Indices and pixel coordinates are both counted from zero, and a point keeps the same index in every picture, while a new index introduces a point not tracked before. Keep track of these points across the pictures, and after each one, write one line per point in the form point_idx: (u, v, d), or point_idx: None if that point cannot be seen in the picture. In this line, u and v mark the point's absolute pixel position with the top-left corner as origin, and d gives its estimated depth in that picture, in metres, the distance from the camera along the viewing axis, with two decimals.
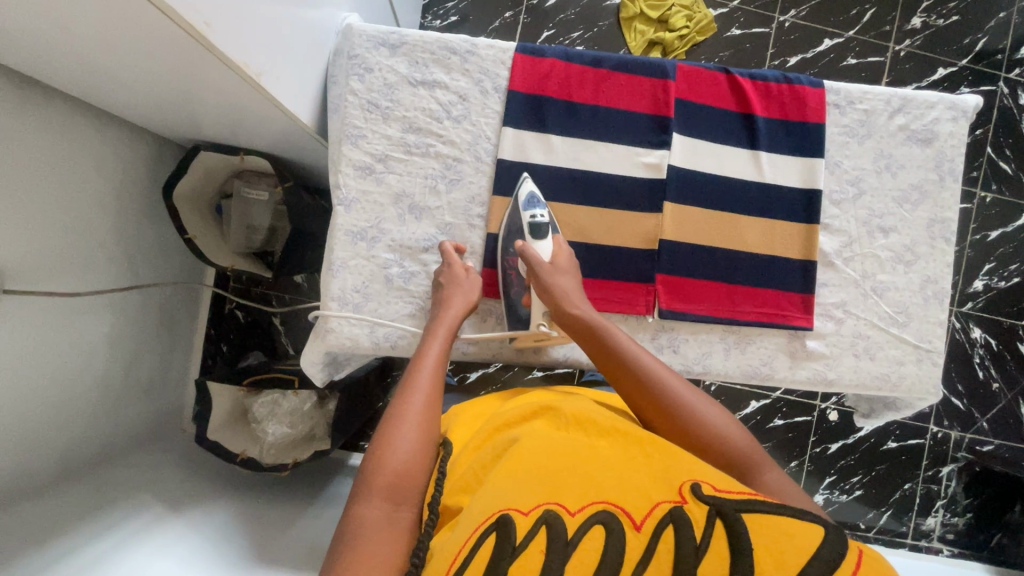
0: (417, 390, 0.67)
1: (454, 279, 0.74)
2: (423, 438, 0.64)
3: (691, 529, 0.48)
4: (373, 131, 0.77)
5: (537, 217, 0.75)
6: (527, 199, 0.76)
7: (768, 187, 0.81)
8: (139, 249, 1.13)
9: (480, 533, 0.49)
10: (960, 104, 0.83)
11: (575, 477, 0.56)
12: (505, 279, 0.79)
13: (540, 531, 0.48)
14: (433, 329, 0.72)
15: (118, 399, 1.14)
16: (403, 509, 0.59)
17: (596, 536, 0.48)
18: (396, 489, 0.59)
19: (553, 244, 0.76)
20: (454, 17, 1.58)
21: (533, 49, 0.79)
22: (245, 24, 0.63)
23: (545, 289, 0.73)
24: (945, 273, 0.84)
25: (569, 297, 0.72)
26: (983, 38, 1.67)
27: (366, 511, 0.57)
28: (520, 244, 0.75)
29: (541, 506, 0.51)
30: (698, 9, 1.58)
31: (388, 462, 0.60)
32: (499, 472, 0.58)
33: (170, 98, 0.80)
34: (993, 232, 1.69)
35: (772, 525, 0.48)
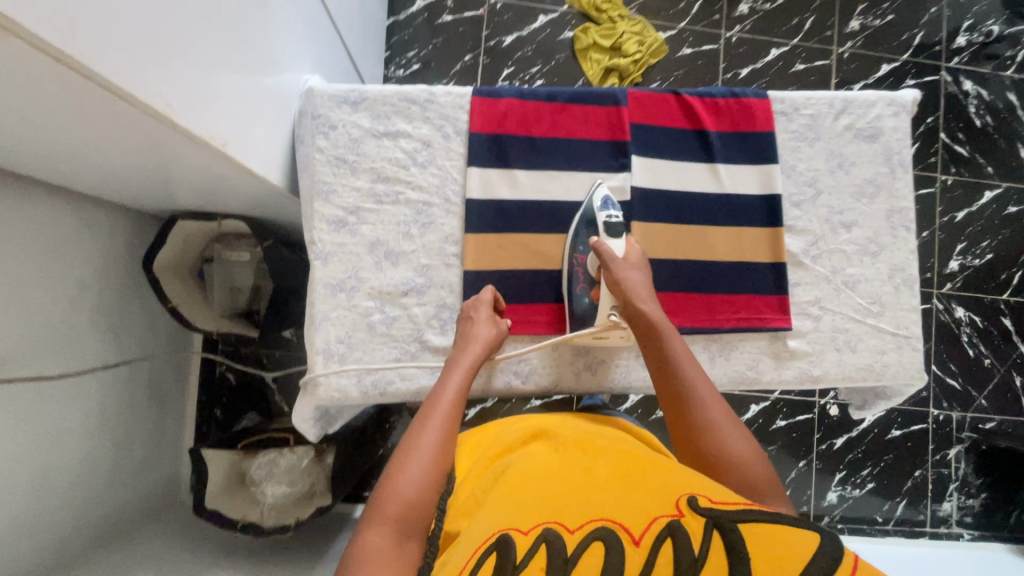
0: (435, 420, 0.68)
1: (480, 317, 0.76)
2: (435, 468, 0.64)
3: (688, 540, 0.48)
4: (342, 185, 0.79)
5: (612, 217, 0.77)
6: (603, 202, 0.79)
7: (729, 196, 0.84)
8: (123, 322, 1.13)
9: (480, 551, 0.50)
10: (898, 100, 0.87)
11: (574, 500, 0.57)
12: (570, 274, 0.80)
13: (540, 547, 0.49)
14: (458, 360, 0.73)
15: (112, 478, 1.11)
16: (411, 541, 0.58)
17: (596, 551, 0.48)
18: (406, 522, 0.59)
19: (626, 245, 0.78)
20: (416, 65, 1.64)
21: (489, 91, 0.82)
22: (210, 101, 0.65)
23: (614, 282, 0.75)
24: (910, 260, 0.86)
25: (637, 292, 0.74)
26: (919, 33, 1.76)
27: (375, 538, 0.57)
28: (594, 239, 0.77)
29: (540, 524, 0.52)
30: (648, 34, 1.66)
31: (400, 492, 0.60)
32: (499, 492, 0.59)
33: (146, 174, 0.82)
34: (959, 213, 1.74)
35: (768, 534, 0.48)
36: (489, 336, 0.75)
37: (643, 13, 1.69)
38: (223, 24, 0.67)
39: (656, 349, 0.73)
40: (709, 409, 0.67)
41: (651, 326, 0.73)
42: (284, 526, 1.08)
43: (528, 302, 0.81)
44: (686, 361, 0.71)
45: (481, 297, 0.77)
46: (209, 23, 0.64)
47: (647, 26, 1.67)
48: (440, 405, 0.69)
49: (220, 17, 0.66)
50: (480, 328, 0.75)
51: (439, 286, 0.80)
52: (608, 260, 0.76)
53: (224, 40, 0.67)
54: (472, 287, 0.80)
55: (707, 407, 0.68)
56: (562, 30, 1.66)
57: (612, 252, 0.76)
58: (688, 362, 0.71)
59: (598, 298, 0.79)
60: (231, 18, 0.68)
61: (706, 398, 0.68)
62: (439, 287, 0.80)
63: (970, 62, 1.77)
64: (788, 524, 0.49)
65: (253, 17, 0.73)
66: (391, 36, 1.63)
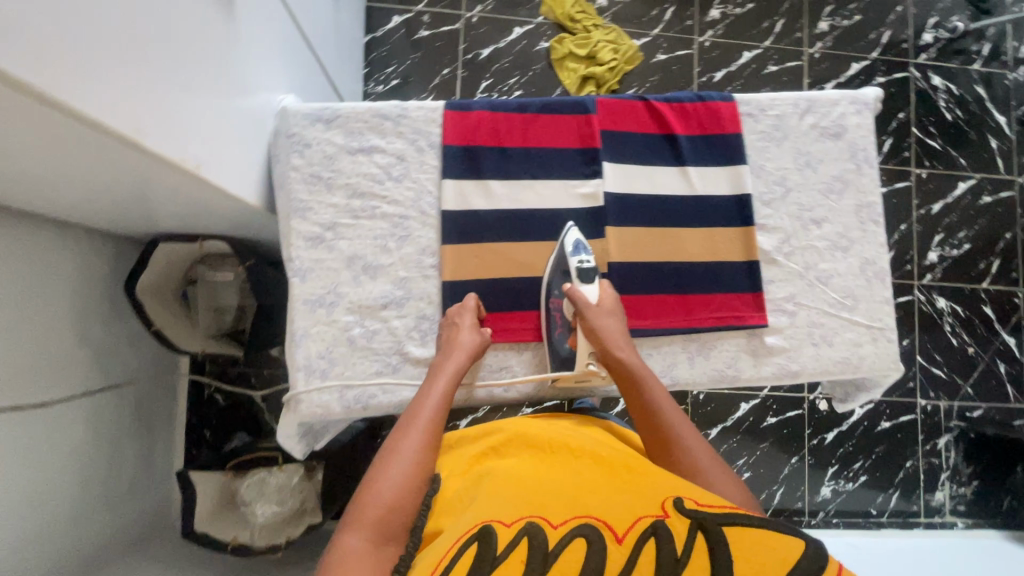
0: (417, 428, 0.69)
1: (462, 325, 0.76)
2: (415, 474, 0.65)
3: (671, 541, 0.49)
4: (318, 202, 0.80)
5: (584, 262, 0.79)
6: (573, 246, 0.80)
7: (700, 198, 0.85)
8: (107, 347, 1.13)
9: (462, 542, 0.51)
10: (860, 98, 0.90)
11: (561, 497, 0.57)
12: (549, 321, 0.81)
13: (522, 540, 0.50)
14: (442, 368, 0.74)
15: (101, 506, 1.11)
16: (389, 544, 0.60)
17: (578, 547, 0.49)
18: (384, 525, 0.61)
19: (599, 289, 0.80)
20: (394, 80, 1.66)
21: (460, 105, 0.84)
22: (180, 124, 0.66)
23: (591, 333, 0.76)
24: (880, 253, 0.88)
25: (614, 340, 0.76)
26: (887, 32, 1.80)
27: (353, 540, 0.59)
28: (568, 287, 0.79)
29: (524, 518, 0.54)
30: (623, 42, 1.69)
31: (379, 496, 0.62)
32: (485, 489, 0.60)
33: (123, 199, 0.83)
34: (935, 206, 1.77)
35: (751, 538, 0.49)
36: (472, 343, 0.75)
37: (616, 22, 1.72)
38: (190, 47, 0.68)
39: (637, 396, 0.74)
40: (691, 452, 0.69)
41: (631, 374, 0.74)
42: (274, 545, 1.07)
43: (510, 310, 0.82)
44: (667, 408, 0.73)
45: (464, 305, 0.78)
46: (173, 45, 0.65)
47: (621, 34, 1.70)
48: (423, 412, 0.70)
49: (185, 38, 0.67)
50: (464, 336, 0.75)
51: (418, 298, 0.81)
52: (583, 308, 0.77)
53: (191, 63, 0.68)
54: (450, 297, 0.80)
55: (692, 452, 0.69)
56: (538, 41, 1.69)
57: (586, 299, 0.78)
58: (669, 408, 0.73)
59: (576, 346, 0.80)
60: (198, 40, 0.69)
61: (690, 443, 0.70)
62: (418, 299, 0.81)
63: (937, 57, 1.81)
64: (773, 530, 0.50)
65: (221, 39, 0.74)
66: (369, 53, 1.65)
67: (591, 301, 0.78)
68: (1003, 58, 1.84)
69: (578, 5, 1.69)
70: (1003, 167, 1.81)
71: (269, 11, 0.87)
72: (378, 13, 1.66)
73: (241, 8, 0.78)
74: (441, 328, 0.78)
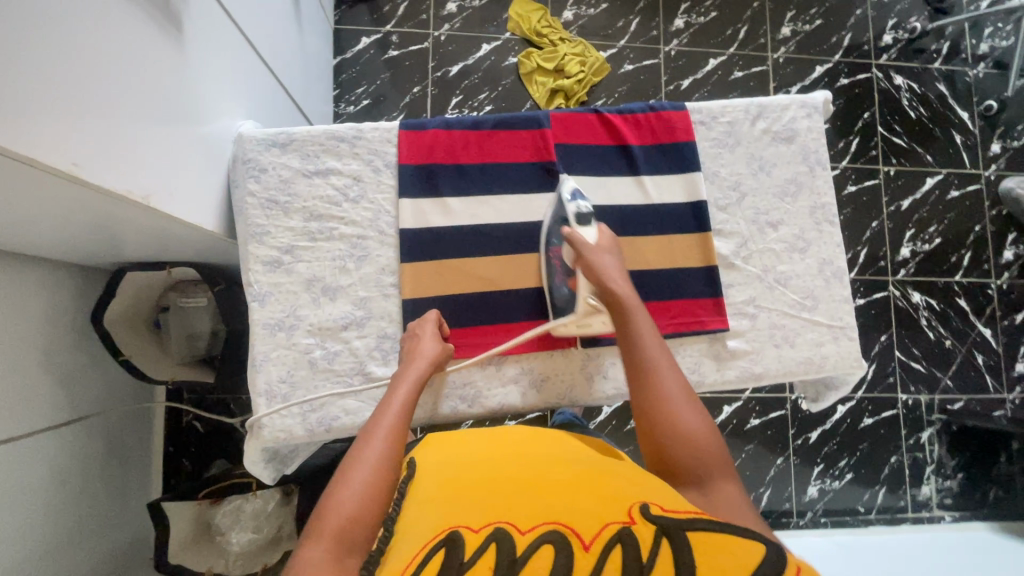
0: (378, 436, 0.67)
1: (421, 335, 0.77)
2: (378, 482, 0.63)
3: (636, 548, 0.48)
4: (276, 226, 0.81)
5: (581, 207, 0.77)
6: (571, 194, 0.80)
7: (656, 207, 0.87)
8: (76, 378, 1.12)
9: (430, 547, 0.51)
10: (810, 102, 0.91)
11: (530, 504, 0.56)
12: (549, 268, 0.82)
13: (488, 547, 0.49)
14: (403, 377, 0.74)
15: (72, 542, 1.08)
16: (351, 556, 0.57)
17: (544, 555, 0.48)
18: (347, 536, 0.58)
19: (597, 232, 0.78)
20: (365, 100, 1.67)
21: (415, 124, 0.85)
22: (126, 156, 0.66)
23: (588, 266, 0.74)
24: (837, 253, 0.89)
25: (612, 274, 0.74)
26: (848, 35, 1.84)
27: (311, 553, 0.56)
28: (566, 230, 0.77)
29: (492, 524, 0.53)
30: (589, 54, 1.71)
31: (341, 507, 0.60)
32: (455, 495, 0.60)
33: (77, 229, 0.82)
34: (904, 202, 1.80)
35: (716, 543, 0.48)
36: (432, 353, 0.75)
37: (582, 35, 1.75)
38: (133, 78, 0.68)
39: (624, 327, 0.72)
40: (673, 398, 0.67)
41: (623, 306, 0.72)
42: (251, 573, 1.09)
43: (472, 324, 0.83)
44: (652, 344, 0.71)
45: (424, 318, 0.79)
46: (116, 79, 0.65)
47: (588, 47, 1.72)
48: (384, 420, 0.69)
49: (128, 70, 0.67)
50: (425, 345, 0.76)
51: (378, 317, 0.81)
52: (581, 247, 0.75)
53: (135, 94, 0.68)
54: (411, 315, 0.80)
55: (667, 389, 0.67)
56: (506, 56, 1.71)
57: (583, 239, 0.75)
58: (653, 344, 0.71)
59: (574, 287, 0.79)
60: (141, 71, 0.69)
61: (669, 379, 0.68)
62: (379, 318, 0.81)
63: (898, 58, 1.85)
64: (739, 534, 0.49)
65: (168, 69, 0.74)
66: (339, 74, 1.67)
67: (588, 241, 0.76)
68: (962, 55, 1.87)
69: (544, 20, 1.71)
70: (968, 161, 1.84)
71: (224, 39, 0.88)
72: (347, 35, 1.68)
73: (191, 38, 0.79)
74: (403, 343, 0.78)
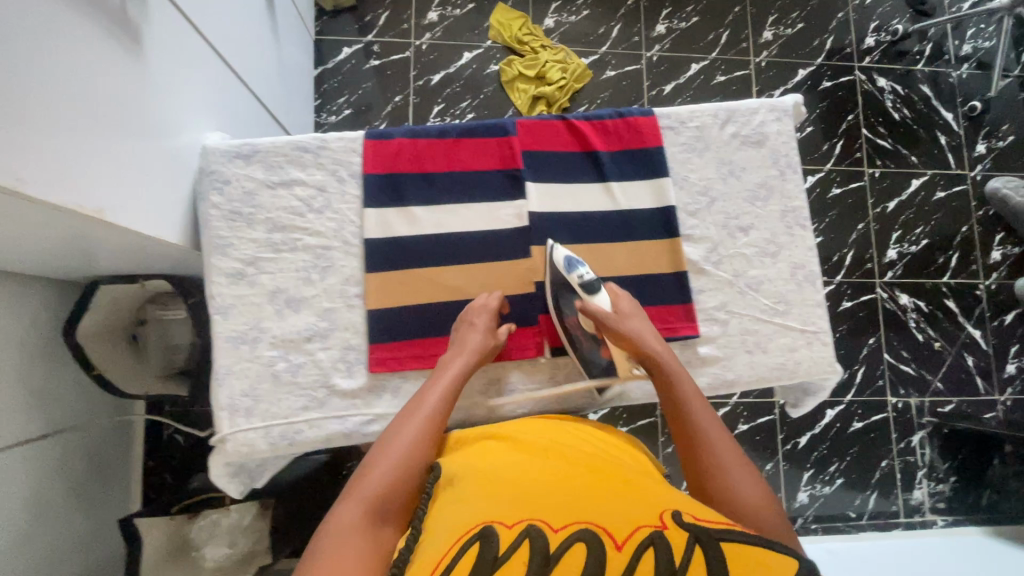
0: (421, 416, 0.70)
1: (470, 324, 0.78)
2: (411, 463, 0.66)
3: (669, 550, 0.46)
4: (239, 238, 0.80)
5: (584, 275, 0.78)
6: (567, 262, 0.79)
7: (624, 214, 0.86)
8: (58, 390, 1.09)
9: (464, 541, 0.51)
10: (779, 105, 0.91)
11: (562, 504, 0.56)
12: (571, 339, 0.82)
13: (521, 543, 0.48)
14: (450, 363, 0.76)
15: (56, 559, 1.06)
16: (383, 526, 0.62)
17: (577, 551, 0.47)
18: (379, 507, 0.63)
19: (610, 296, 0.80)
20: (347, 110, 1.67)
21: (379, 133, 0.84)
22: (79, 168, 0.65)
23: (617, 336, 0.76)
24: (809, 256, 0.88)
25: (643, 341, 0.75)
26: (830, 38, 1.84)
27: (348, 514, 0.61)
28: (579, 304, 0.79)
29: (525, 521, 0.52)
30: (571, 61, 1.72)
31: (375, 482, 0.64)
32: (486, 490, 0.60)
33: (48, 243, 0.80)
34: (890, 204, 1.79)
35: (751, 554, 0.46)
36: (479, 343, 0.77)
37: (564, 42, 1.75)
38: (88, 91, 0.67)
39: (669, 395, 0.73)
40: (722, 453, 0.66)
41: (662, 372, 0.74)
42: None
43: (439, 334, 0.82)
44: (699, 406, 0.71)
45: (478, 304, 0.80)
46: (70, 92, 0.64)
47: (569, 54, 1.72)
48: (428, 402, 0.72)
49: (81, 83, 0.66)
50: (473, 335, 0.77)
51: (343, 328, 0.80)
52: (600, 317, 0.77)
53: (90, 107, 0.67)
54: (376, 326, 0.80)
55: (718, 456, 0.66)
56: (487, 64, 1.71)
57: (601, 309, 0.77)
58: (700, 410, 0.70)
59: (608, 355, 0.80)
60: (96, 84, 0.68)
61: (720, 445, 0.67)
62: (344, 329, 0.80)
63: (881, 60, 1.85)
64: (774, 549, 0.47)
65: (127, 82, 0.73)
66: (320, 84, 1.67)
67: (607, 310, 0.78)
68: (945, 56, 1.87)
69: (524, 28, 1.72)
70: (953, 162, 1.84)
71: (191, 51, 0.87)
72: (328, 45, 1.68)
73: (153, 51, 0.78)
74: (456, 325, 0.80)
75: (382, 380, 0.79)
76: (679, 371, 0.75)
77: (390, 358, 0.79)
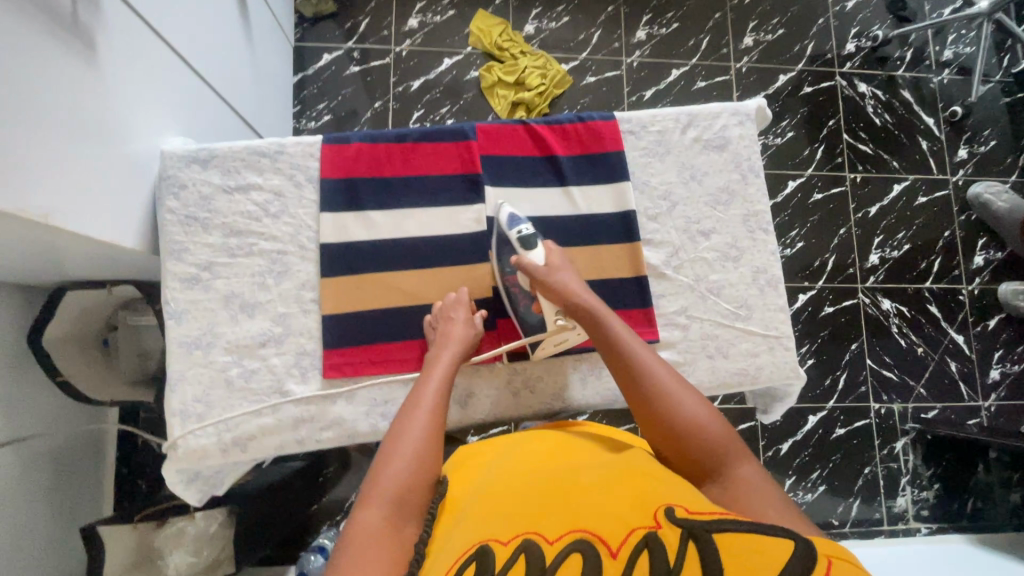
0: (421, 408, 0.71)
1: (450, 318, 0.81)
2: (424, 453, 0.66)
3: (663, 551, 0.45)
4: (195, 243, 0.82)
5: (522, 231, 0.82)
6: (510, 219, 0.84)
7: (583, 217, 0.89)
8: (25, 396, 1.08)
9: (461, 561, 0.49)
10: (742, 109, 0.92)
11: (560, 511, 0.55)
12: (510, 295, 0.86)
13: (517, 559, 0.47)
14: (438, 356, 0.78)
15: (24, 567, 1.05)
16: (407, 524, 0.60)
17: (574, 562, 0.46)
18: (402, 501, 0.61)
19: (545, 252, 0.82)
20: (326, 116, 1.67)
21: (339, 137, 0.87)
22: (22, 170, 0.63)
23: (550, 286, 0.79)
24: (771, 261, 0.89)
25: (573, 290, 0.79)
26: (811, 44, 1.85)
27: (368, 518, 0.59)
28: (514, 259, 0.82)
29: (521, 536, 0.51)
30: (551, 67, 1.72)
31: (390, 476, 0.63)
32: (484, 510, 0.58)
33: (8, 255, 0.79)
34: (871, 209, 1.79)
35: (742, 542, 0.45)
36: (465, 335, 0.80)
37: (544, 48, 1.75)
38: (34, 93, 0.66)
39: (602, 339, 0.75)
40: (662, 383, 0.70)
41: (593, 317, 0.76)
42: None
43: (395, 340, 0.85)
44: (631, 343, 0.74)
45: (456, 297, 0.83)
46: (14, 92, 0.63)
47: (549, 60, 1.73)
48: (426, 395, 0.73)
49: (28, 86, 0.65)
50: (456, 327, 0.80)
51: (297, 334, 0.83)
52: (534, 271, 0.80)
53: (38, 109, 0.66)
54: (331, 332, 0.83)
55: (660, 384, 0.70)
56: (467, 70, 1.72)
57: (535, 263, 0.80)
58: (633, 345, 0.74)
59: (540, 311, 0.83)
60: (43, 87, 0.67)
61: (660, 374, 0.71)
62: (298, 335, 0.83)
63: (862, 66, 1.85)
64: (764, 533, 0.46)
65: (79, 86, 0.73)
66: (300, 91, 1.67)
67: (540, 264, 0.80)
68: (927, 62, 1.87)
69: (505, 33, 1.72)
70: (935, 167, 1.83)
71: (155, 56, 0.88)
72: (308, 52, 1.69)
73: (107, 56, 0.78)
74: (433, 322, 0.82)
75: (336, 386, 0.82)
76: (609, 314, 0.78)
77: (345, 363, 0.82)
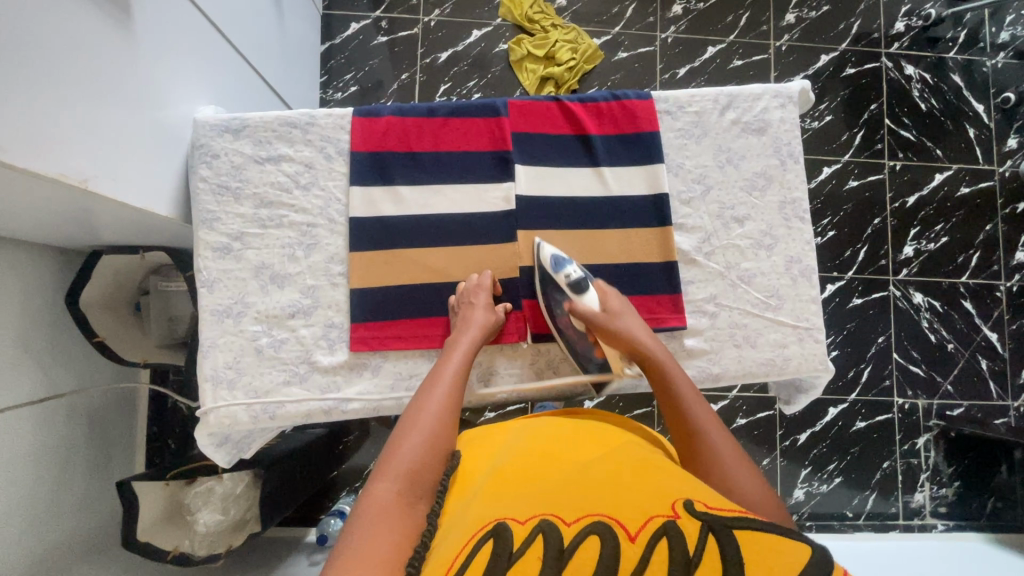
0: (438, 390, 0.72)
1: (470, 303, 0.81)
2: (437, 437, 0.67)
3: (682, 541, 0.45)
4: (226, 212, 0.83)
5: (572, 274, 0.81)
6: (555, 261, 0.83)
7: (615, 199, 0.88)
8: (62, 354, 1.12)
9: (477, 538, 0.49)
10: (784, 91, 0.88)
11: (572, 494, 0.54)
12: (564, 337, 0.85)
13: (536, 539, 0.47)
14: (457, 342, 0.78)
15: (60, 517, 1.09)
16: (420, 503, 0.60)
17: (592, 545, 0.46)
18: (414, 481, 0.62)
19: (599, 294, 0.82)
20: (353, 87, 1.66)
21: (369, 111, 0.87)
22: (53, 130, 0.63)
23: (613, 337, 0.78)
24: (806, 250, 0.87)
25: (636, 337, 0.78)
26: (857, 22, 1.75)
27: (382, 491, 0.60)
28: (567, 304, 0.82)
29: (538, 516, 0.51)
30: (582, 41, 1.67)
31: (403, 456, 0.63)
32: (497, 490, 0.57)
33: (41, 216, 0.80)
34: (909, 199, 1.72)
35: (761, 540, 0.46)
36: (485, 321, 0.79)
37: (576, 21, 1.70)
38: (72, 57, 0.66)
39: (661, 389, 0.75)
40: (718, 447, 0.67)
41: (656, 368, 0.76)
42: (214, 554, 1.04)
43: (419, 317, 0.85)
44: (689, 398, 0.73)
45: (479, 283, 0.83)
46: (48, 59, 0.63)
47: (581, 34, 1.68)
48: (443, 378, 0.74)
49: (65, 50, 0.65)
50: (477, 312, 0.80)
51: (326, 306, 0.84)
52: (589, 317, 0.79)
53: (70, 75, 0.66)
54: (359, 305, 0.84)
55: (714, 447, 0.67)
56: (497, 43, 1.68)
57: (590, 309, 0.80)
58: (695, 401, 0.72)
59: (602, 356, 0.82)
60: (79, 54, 0.67)
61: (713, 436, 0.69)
62: (326, 307, 0.84)
63: (910, 46, 1.76)
64: (778, 532, 0.47)
65: (114, 50, 0.73)
66: (328, 60, 1.66)
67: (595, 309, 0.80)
68: (981, 43, 1.76)
69: (536, 5, 1.67)
70: (982, 157, 1.75)
71: (186, 22, 0.87)
72: (337, 21, 1.67)
73: (140, 21, 0.77)
74: (456, 305, 0.83)
75: (361, 358, 0.83)
76: (672, 367, 0.77)
77: (372, 338, 0.83)
